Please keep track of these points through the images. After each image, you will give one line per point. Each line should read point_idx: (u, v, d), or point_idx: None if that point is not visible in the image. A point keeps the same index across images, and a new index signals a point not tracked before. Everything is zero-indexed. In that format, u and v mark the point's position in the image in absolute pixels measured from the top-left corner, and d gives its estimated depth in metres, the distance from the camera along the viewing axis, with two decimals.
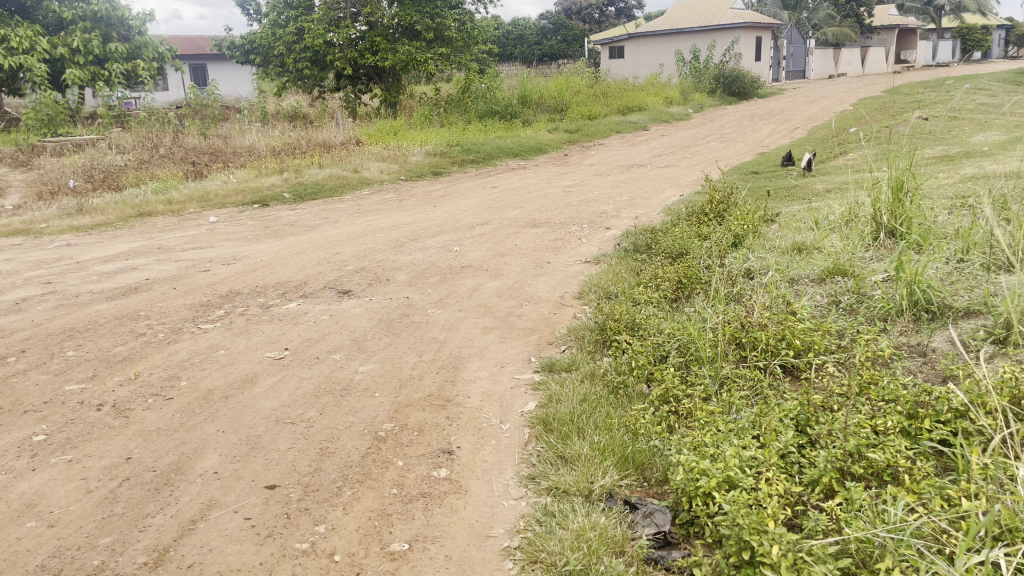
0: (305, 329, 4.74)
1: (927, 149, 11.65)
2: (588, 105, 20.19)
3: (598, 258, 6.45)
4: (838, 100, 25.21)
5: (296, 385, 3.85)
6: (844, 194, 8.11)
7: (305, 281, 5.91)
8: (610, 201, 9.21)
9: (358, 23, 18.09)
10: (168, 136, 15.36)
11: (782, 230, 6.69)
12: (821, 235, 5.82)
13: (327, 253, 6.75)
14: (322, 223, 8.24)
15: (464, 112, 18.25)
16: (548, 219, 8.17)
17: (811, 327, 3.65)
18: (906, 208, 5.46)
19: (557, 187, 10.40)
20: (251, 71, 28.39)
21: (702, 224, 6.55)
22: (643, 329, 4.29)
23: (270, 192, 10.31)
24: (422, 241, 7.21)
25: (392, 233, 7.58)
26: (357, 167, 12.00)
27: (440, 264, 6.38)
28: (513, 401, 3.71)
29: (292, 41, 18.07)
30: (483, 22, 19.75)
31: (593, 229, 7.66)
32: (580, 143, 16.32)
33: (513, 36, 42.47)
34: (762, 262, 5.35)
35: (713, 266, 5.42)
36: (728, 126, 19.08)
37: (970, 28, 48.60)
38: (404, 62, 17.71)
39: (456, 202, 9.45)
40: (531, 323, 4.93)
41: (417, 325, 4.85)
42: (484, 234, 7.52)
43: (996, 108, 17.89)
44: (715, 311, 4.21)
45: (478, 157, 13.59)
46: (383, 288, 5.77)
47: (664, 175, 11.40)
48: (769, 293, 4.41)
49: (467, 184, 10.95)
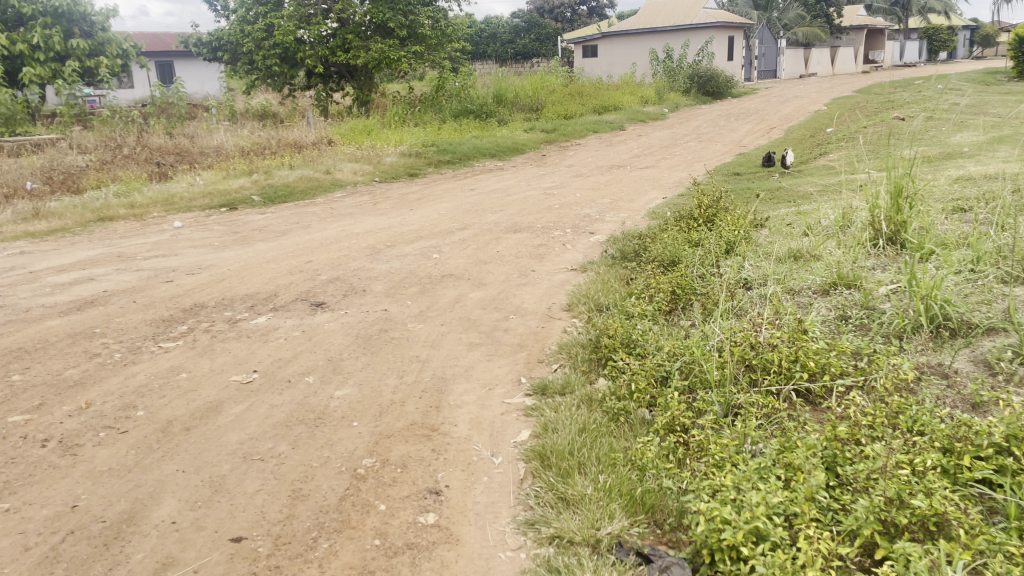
0: (276, 347, 4.39)
1: (909, 149, 11.56)
2: (563, 105, 19.93)
3: (585, 266, 6.17)
4: (812, 100, 25.24)
5: (266, 413, 3.51)
6: (833, 199, 7.93)
7: (275, 292, 5.55)
8: (593, 204, 8.95)
9: (329, 20, 17.66)
10: (132, 135, 14.83)
11: (774, 236, 6.46)
12: (818, 242, 5.59)
13: (300, 261, 6.39)
14: (294, 228, 7.87)
15: (438, 111, 17.91)
16: (530, 224, 7.88)
17: (824, 348, 3.38)
18: (906, 215, 5.25)
19: (537, 189, 10.12)
20: (219, 69, 27.79)
21: (692, 230, 6.29)
22: (640, 346, 4.00)
23: (238, 195, 9.89)
24: (400, 248, 6.88)
25: (368, 238, 7.24)
26: (330, 168, 11.61)
27: (419, 273, 6.05)
28: (503, 429, 3.40)
29: (261, 38, 17.59)
30: (457, 20, 19.41)
31: (577, 235, 7.39)
32: (557, 143, 16.05)
33: (486, 34, 42.15)
34: (758, 271, 5.10)
35: (708, 275, 5.16)
36: (705, 126, 18.95)
37: (937, 29, 49.17)
38: (376, 60, 17.35)
39: (433, 206, 9.11)
40: (519, 338, 4.63)
41: (396, 342, 4.52)
42: (464, 240, 7.21)
43: (971, 108, 17.95)
44: (718, 327, 3.94)
45: (454, 158, 13.26)
46: (359, 300, 5.43)
47: (645, 176, 11.17)
48: (773, 306, 4.14)
49: (444, 186, 10.63)
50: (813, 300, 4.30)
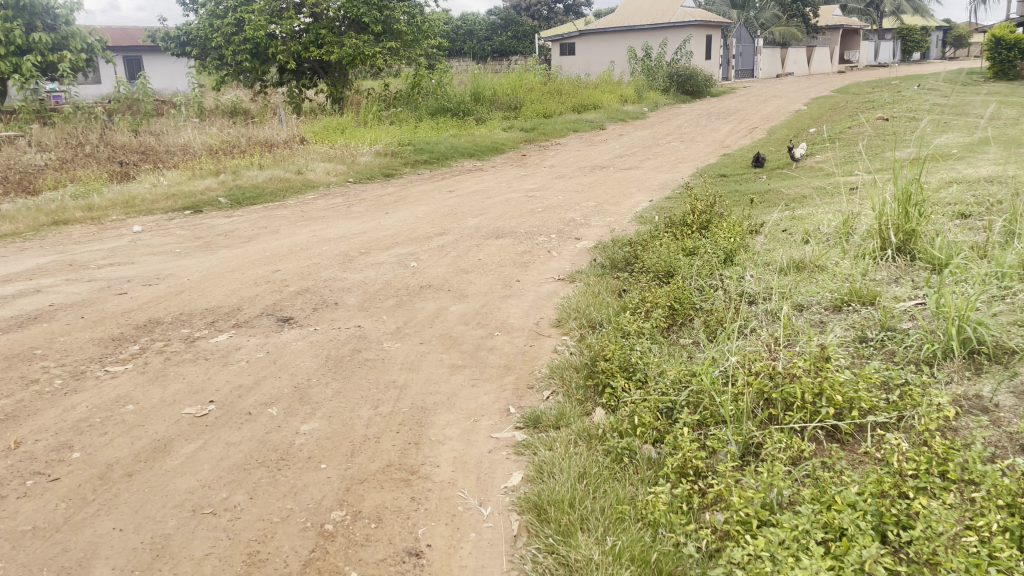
0: (237, 371, 3.96)
1: (896, 152, 11.35)
2: (543, 103, 19.56)
3: (573, 276, 5.79)
4: (792, 99, 25.12)
5: (221, 454, 3.09)
6: (828, 206, 7.64)
7: (239, 306, 5.11)
8: (577, 207, 8.58)
9: (302, 14, 17.16)
10: (95, 133, 14.23)
11: (771, 244, 6.13)
12: (821, 250, 5.27)
13: (266, 270, 5.94)
14: (262, 233, 7.41)
15: (415, 109, 17.49)
16: (513, 228, 7.49)
17: (850, 377, 3.02)
18: (915, 223, 4.97)
19: (518, 191, 9.75)
20: (189, 64, 27.10)
21: (686, 237, 5.94)
22: (641, 372, 3.64)
23: (204, 196, 9.40)
24: (375, 256, 6.46)
25: (341, 245, 6.81)
26: (302, 168, 11.13)
27: (395, 284, 5.64)
28: (492, 471, 3.01)
29: (231, 33, 17.03)
30: (434, 16, 18.97)
31: (562, 241, 7.03)
32: (537, 143, 15.69)
33: (463, 32, 41.69)
34: (761, 283, 4.77)
35: (707, 289, 4.81)
36: (686, 125, 18.70)
37: (910, 30, 49.48)
38: (351, 56, 16.88)
39: (410, 209, 8.69)
40: (505, 359, 4.23)
41: (371, 364, 4.11)
42: (444, 247, 6.80)
43: (951, 109, 17.88)
44: (727, 352, 3.59)
45: (432, 158, 12.83)
46: (331, 315, 5.00)
47: (629, 178, 10.84)
48: (784, 327, 3.79)
49: (422, 188, 10.21)
50: (826, 317, 3.97)
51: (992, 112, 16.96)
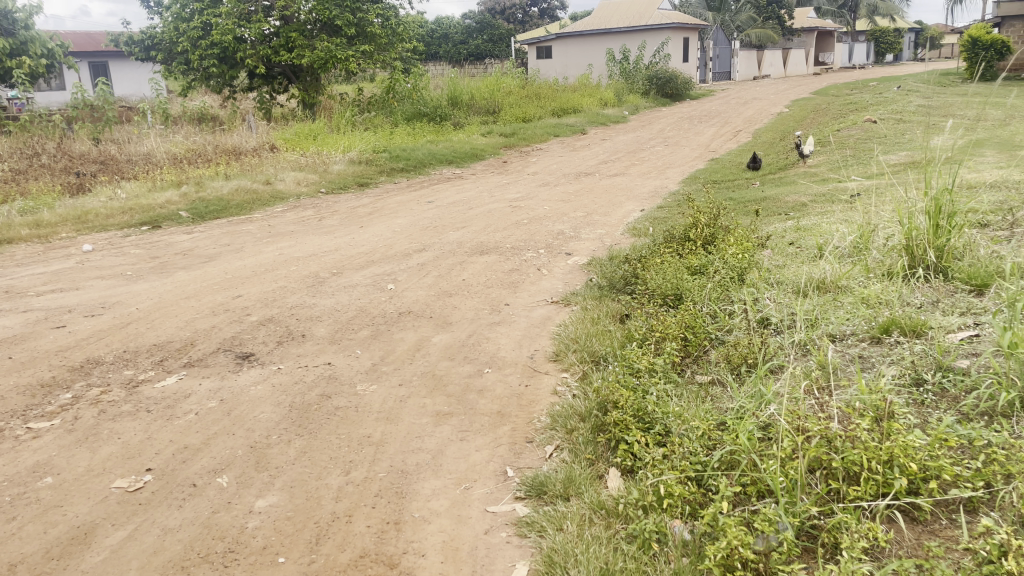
0: (184, 426, 3.38)
1: (889, 156, 11.00)
2: (522, 107, 19.04)
3: (568, 299, 5.24)
4: (772, 101, 24.86)
5: (154, 547, 2.52)
6: (835, 216, 7.19)
7: (192, 341, 4.51)
8: (564, 218, 8.06)
9: (272, 17, 16.50)
10: (51, 142, 13.46)
11: (782, 259, 5.63)
12: (842, 266, 4.78)
13: (225, 296, 5.34)
14: (224, 251, 6.81)
15: (390, 114, 16.98)
16: (498, 243, 6.95)
17: (923, 436, 2.50)
18: (946, 238, 4.49)
19: (501, 201, 9.22)
20: (154, 69, 26.28)
21: (690, 254, 5.42)
22: (660, 424, 3.10)
23: (164, 210, 8.74)
24: (348, 278, 5.87)
25: (310, 265, 6.21)
26: (270, 178, 10.50)
27: (370, 311, 5.06)
28: (490, 563, 2.46)
29: (197, 37, 16.33)
30: (409, 18, 18.42)
31: (552, 257, 6.51)
32: (517, 148, 15.17)
33: (438, 36, 41.07)
34: (781, 306, 4.27)
35: (722, 315, 4.29)
36: (668, 129, 18.27)
37: (883, 32, 49.67)
38: (322, 61, 16.25)
39: (386, 222, 8.10)
40: (498, 404, 3.66)
41: (343, 413, 3.53)
42: (423, 265, 6.23)
43: (935, 109, 17.66)
44: (762, 400, 3.07)
45: (408, 166, 12.24)
46: (297, 350, 4.42)
47: (616, 185, 10.35)
48: (821, 368, 3.27)
49: (399, 198, 9.63)
50: (866, 353, 3.48)
51: (977, 113, 16.75)
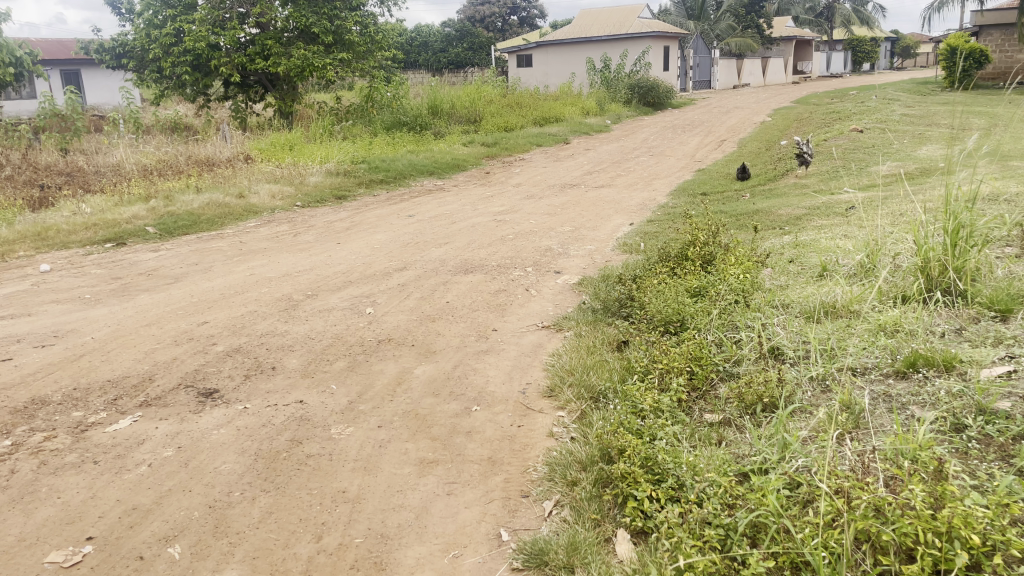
0: (134, 482, 3.00)
1: (880, 166, 10.81)
2: (503, 116, 18.73)
3: (560, 323, 4.90)
4: (754, 110, 24.77)
5: None
6: (834, 232, 6.94)
7: (151, 377, 4.12)
8: (552, 233, 7.74)
9: (248, 24, 16.09)
10: (16, 153, 12.93)
11: (785, 279, 5.33)
12: (852, 288, 4.49)
13: (190, 323, 4.94)
14: (191, 271, 6.40)
15: (369, 123, 16.62)
16: (483, 261, 6.61)
17: (983, 501, 2.18)
18: (966, 257, 4.19)
19: (485, 214, 8.88)
20: (124, 77, 25.69)
21: (689, 274, 5.11)
22: (672, 477, 2.78)
23: (130, 226, 8.31)
24: (324, 300, 5.49)
25: (284, 287, 5.83)
26: (243, 191, 10.08)
27: (347, 339, 4.68)
28: None
29: (170, 44, 15.88)
30: (388, 26, 18.09)
31: (540, 276, 6.17)
32: (500, 158, 14.84)
33: (417, 44, 40.72)
34: (792, 334, 3.97)
35: (729, 344, 3.97)
36: (652, 138, 18.04)
37: (859, 41, 50.02)
38: (299, 69, 15.85)
39: (365, 237, 7.73)
40: (489, 448, 3.30)
41: (315, 462, 3.16)
42: (404, 285, 5.86)
43: (918, 119, 17.58)
44: (786, 451, 2.76)
45: (388, 177, 11.87)
46: (266, 386, 4.04)
47: (603, 198, 10.05)
48: (850, 416, 2.94)
49: (379, 211, 9.25)
50: (893, 391, 3.17)
51: (961, 122, 16.69)
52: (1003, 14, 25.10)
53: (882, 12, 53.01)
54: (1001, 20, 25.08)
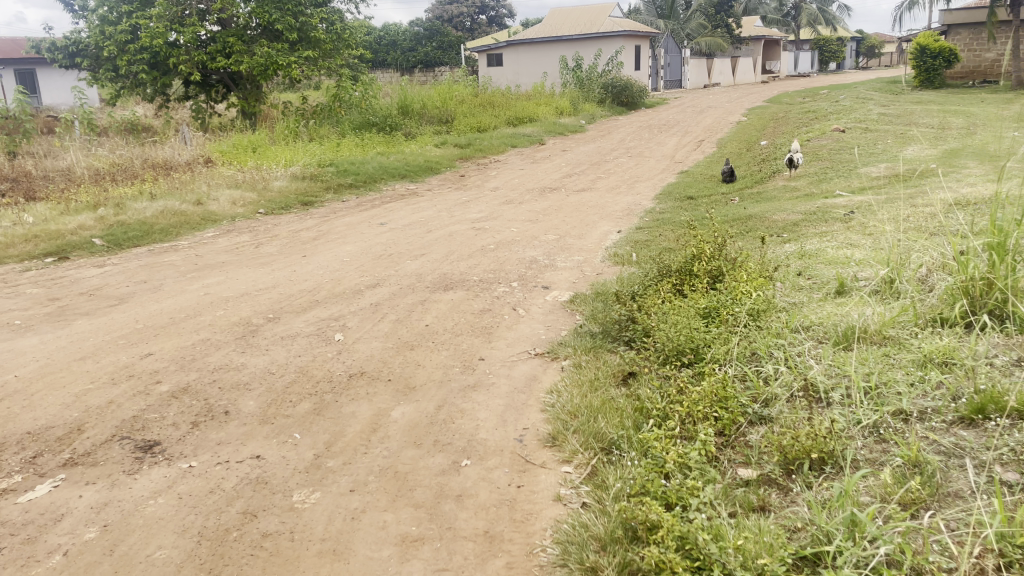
0: None
1: (869, 168, 10.47)
2: (476, 116, 18.12)
3: (555, 349, 4.35)
4: (729, 110, 24.45)
5: None
6: (839, 240, 6.51)
7: (80, 426, 3.50)
8: (535, 243, 7.21)
9: (208, 21, 15.36)
10: None
11: (799, 296, 4.84)
12: (884, 310, 4.01)
13: (131, 356, 4.32)
14: (139, 291, 5.76)
15: (337, 124, 15.93)
16: (464, 275, 6.04)
17: None
18: (1017, 277, 3.73)
19: (463, 221, 8.33)
20: (78, 77, 24.60)
21: (696, 293, 4.60)
22: (719, 565, 2.25)
23: (74, 238, 7.61)
24: (287, 325, 4.89)
25: (242, 309, 5.20)
26: (201, 198, 9.40)
27: (312, 373, 4.08)
28: None
29: (126, 41, 15.06)
30: (355, 24, 17.44)
31: (527, 293, 5.63)
32: (474, 160, 14.26)
33: (386, 42, 39.96)
34: (827, 365, 3.47)
35: (756, 380, 3.46)
36: (629, 139, 17.59)
37: (827, 40, 50.21)
38: (262, 67, 15.14)
39: (334, 248, 7.13)
40: (485, 519, 2.75)
41: (273, 547, 2.59)
42: (378, 306, 5.27)
43: (897, 118, 17.36)
44: (858, 533, 2.25)
45: (358, 181, 11.24)
46: (216, 436, 3.44)
47: (586, 202, 9.54)
48: (929, 485, 2.45)
49: (348, 219, 8.63)
50: (965, 444, 2.69)
51: (940, 122, 16.50)
52: (972, 13, 25.10)
53: (847, 12, 53.28)
54: (970, 19, 25.07)
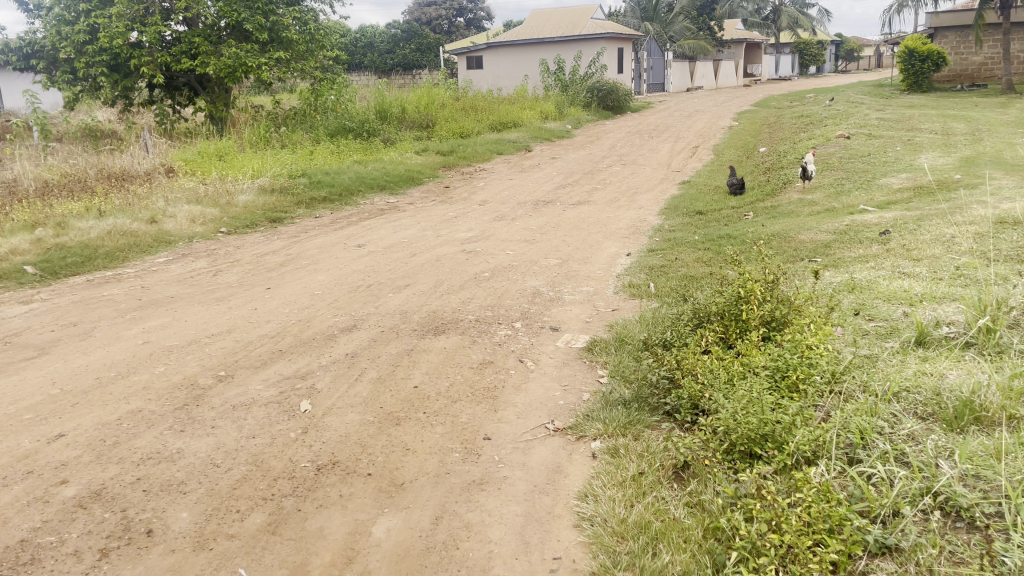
0: None
1: (888, 180, 9.68)
2: (458, 121, 17.18)
3: (582, 426, 3.44)
4: (718, 114, 23.70)
5: None
6: (887, 268, 5.70)
7: None
8: (536, 270, 6.31)
9: (173, 21, 14.32)
10: None
11: (871, 348, 4.00)
12: (1007, 383, 3.18)
13: (36, 439, 3.36)
14: (67, 336, 4.79)
15: (311, 129, 14.92)
16: (457, 314, 5.12)
17: None
18: None
19: (451, 242, 7.41)
20: (33, 79, 23.22)
21: (751, 348, 3.73)
22: None
23: (3, 265, 6.59)
24: (241, 388, 3.93)
25: (188, 364, 4.23)
26: (156, 214, 8.39)
27: (269, 464, 3.13)
28: None
29: (84, 41, 13.95)
30: (330, 25, 16.47)
31: (534, 337, 4.73)
32: (458, 169, 13.34)
33: (363, 45, 38.95)
34: (958, 466, 2.63)
35: (866, 485, 2.60)
36: (620, 145, 16.75)
37: (806, 44, 49.80)
38: (229, 69, 14.10)
39: (305, 277, 6.18)
40: None
41: None
42: (355, 357, 4.33)
43: (897, 123, 16.68)
44: None
45: (333, 193, 10.28)
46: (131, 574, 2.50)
47: (585, 218, 8.66)
48: None
49: (321, 240, 7.66)
50: None
51: (942, 127, 15.82)
52: (959, 16, 24.53)
53: (826, 17, 52.96)
54: (957, 22, 24.51)
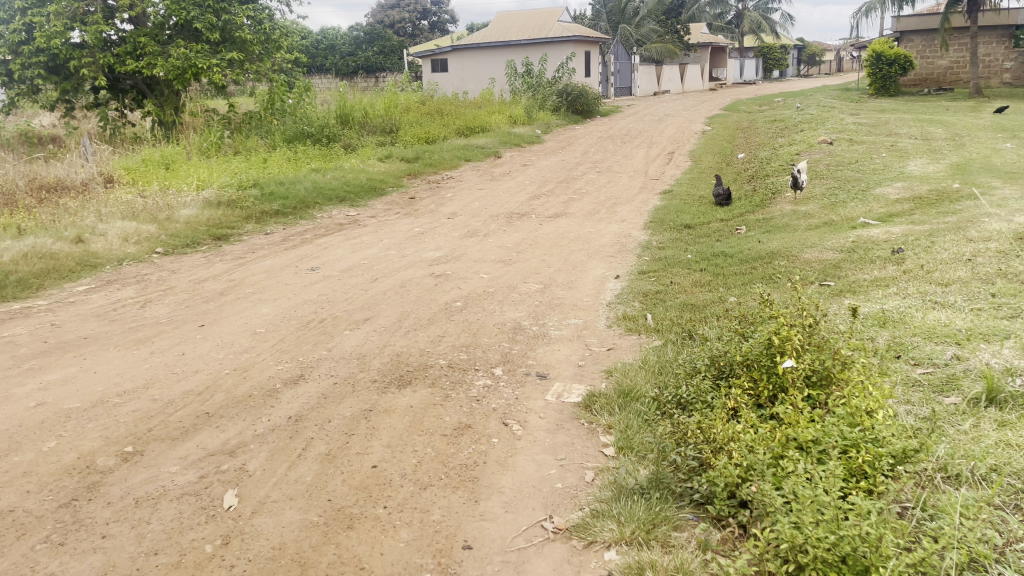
0: None
1: (884, 189, 9.07)
2: (424, 126, 16.32)
3: (591, 527, 2.66)
4: (689, 118, 23.15)
5: None
6: (916, 295, 5.01)
7: None
8: (515, 298, 5.53)
9: (117, 20, 13.27)
10: None
11: (938, 407, 3.26)
12: None
13: None
14: None
15: (266, 134, 13.95)
16: (425, 357, 4.32)
17: None
18: None
19: (418, 263, 6.59)
20: None
21: (797, 414, 2.96)
22: None
23: None
24: (151, 471, 3.08)
25: (86, 437, 3.36)
26: (83, 233, 7.43)
27: None
28: None
29: (19, 41, 12.84)
30: (286, 25, 15.56)
31: (519, 388, 3.94)
32: (424, 177, 12.50)
33: (324, 47, 37.73)
34: None
35: None
36: (594, 151, 16.06)
37: (770, 48, 49.82)
38: (178, 70, 13.06)
39: (248, 310, 5.32)
40: None
41: None
42: (299, 422, 3.50)
43: (874, 127, 16.20)
44: None
45: (287, 206, 9.40)
46: None
47: (565, 233, 7.90)
48: None
49: (270, 261, 6.79)
50: None
51: (920, 132, 15.39)
52: (923, 20, 24.10)
53: (790, 21, 53.06)
54: (922, 25, 24.09)
